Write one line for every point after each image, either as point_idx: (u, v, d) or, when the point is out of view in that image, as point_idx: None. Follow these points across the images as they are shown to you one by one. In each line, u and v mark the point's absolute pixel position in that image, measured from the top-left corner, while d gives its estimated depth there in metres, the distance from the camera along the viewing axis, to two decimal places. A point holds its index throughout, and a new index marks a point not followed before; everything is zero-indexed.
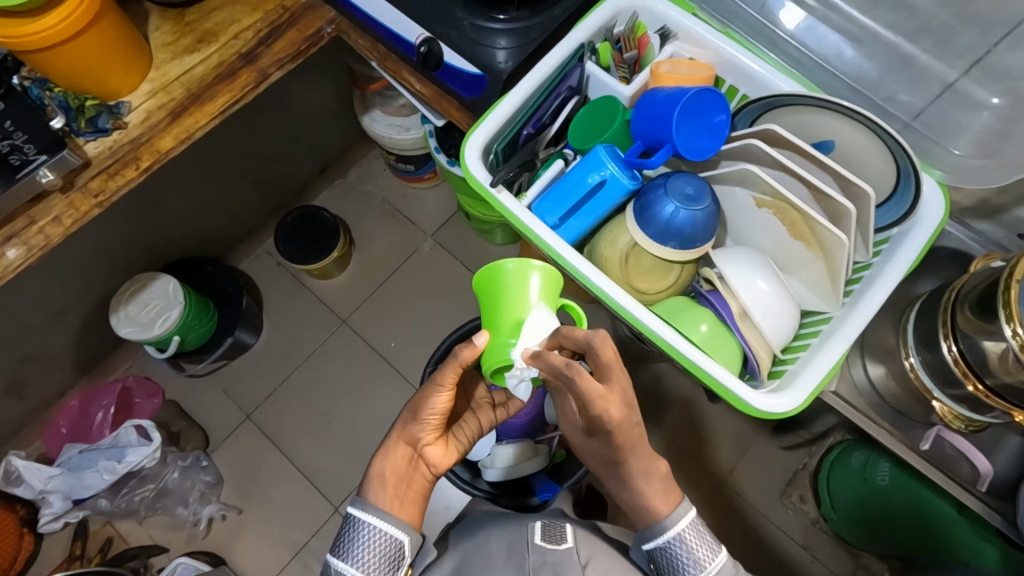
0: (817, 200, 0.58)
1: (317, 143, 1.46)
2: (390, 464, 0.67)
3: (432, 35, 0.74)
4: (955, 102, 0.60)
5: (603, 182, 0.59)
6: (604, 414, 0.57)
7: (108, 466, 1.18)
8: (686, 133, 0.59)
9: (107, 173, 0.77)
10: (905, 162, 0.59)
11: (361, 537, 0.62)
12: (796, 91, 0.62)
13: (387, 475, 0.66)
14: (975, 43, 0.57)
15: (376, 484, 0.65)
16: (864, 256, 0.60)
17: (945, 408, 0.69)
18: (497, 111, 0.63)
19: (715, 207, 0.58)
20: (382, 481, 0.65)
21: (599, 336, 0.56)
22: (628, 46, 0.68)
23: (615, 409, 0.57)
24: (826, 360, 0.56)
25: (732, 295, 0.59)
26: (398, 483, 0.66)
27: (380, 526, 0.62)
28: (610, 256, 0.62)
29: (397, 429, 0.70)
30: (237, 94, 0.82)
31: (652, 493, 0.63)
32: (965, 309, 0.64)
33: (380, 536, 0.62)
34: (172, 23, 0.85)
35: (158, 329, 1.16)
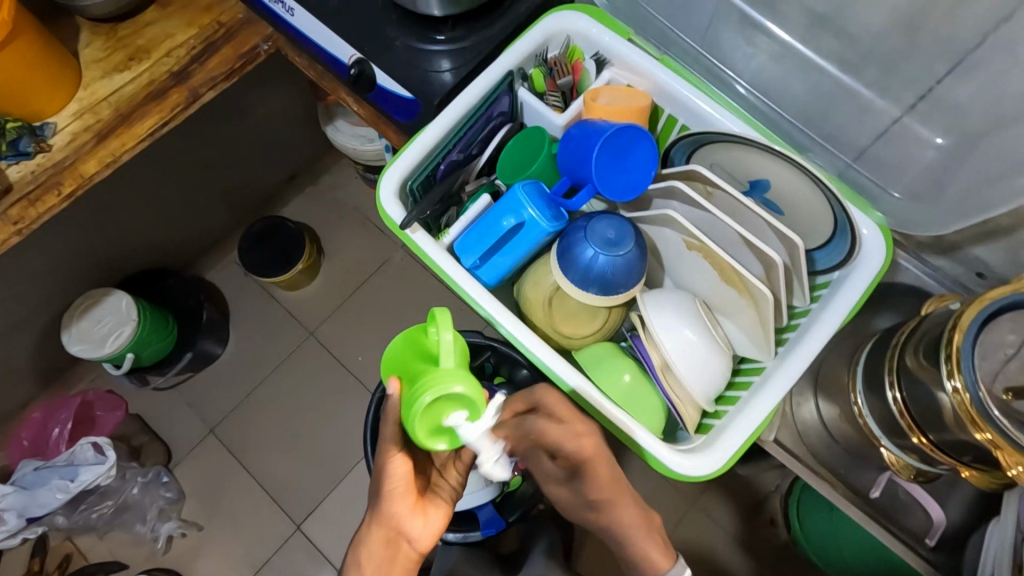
0: (748, 246, 0.54)
1: (284, 151, 1.43)
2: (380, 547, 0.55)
3: (364, 55, 0.71)
4: (899, 140, 0.56)
5: (520, 225, 0.56)
6: (578, 449, 0.53)
7: (61, 484, 1.16)
8: (607, 172, 0.55)
9: (29, 200, 0.74)
10: (840, 211, 0.55)
11: None
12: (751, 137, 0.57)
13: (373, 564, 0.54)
14: (924, 71, 0.53)
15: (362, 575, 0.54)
16: (802, 301, 0.57)
17: (894, 457, 0.65)
18: (415, 144, 0.59)
19: (640, 250, 0.55)
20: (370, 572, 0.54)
21: (537, 387, 0.55)
22: (562, 72, 0.65)
23: (588, 438, 0.53)
24: (753, 417, 0.52)
25: (655, 345, 0.56)
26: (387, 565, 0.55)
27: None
28: (534, 300, 0.59)
29: (369, 512, 0.58)
30: (166, 115, 0.79)
31: (649, 546, 0.54)
32: (914, 354, 0.60)
33: None
34: (104, 39, 0.81)
35: (109, 346, 1.14)
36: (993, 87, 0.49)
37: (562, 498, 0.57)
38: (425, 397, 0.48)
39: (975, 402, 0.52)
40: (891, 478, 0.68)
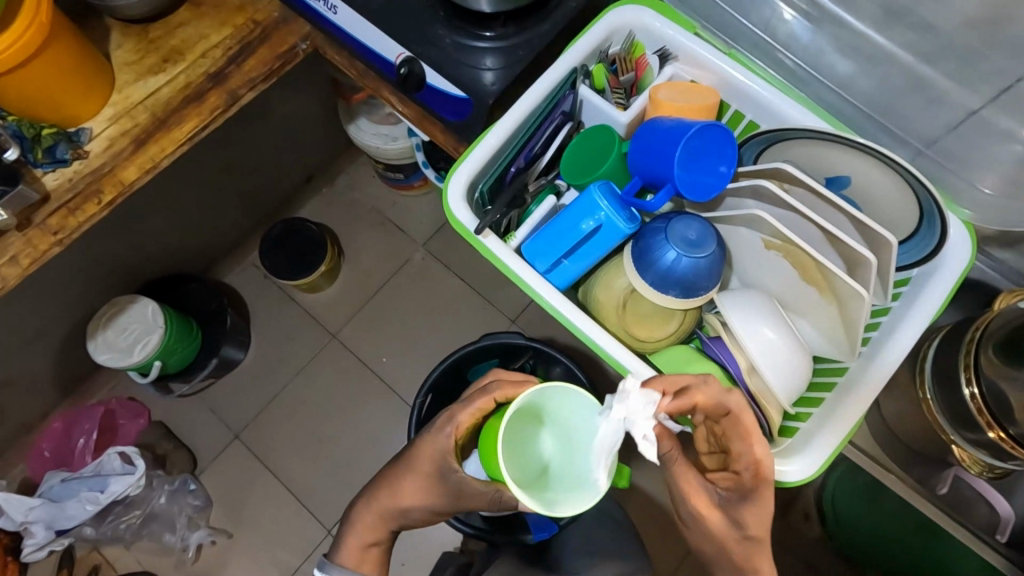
0: (831, 244, 0.53)
1: (302, 151, 1.40)
2: (368, 538, 0.64)
3: (412, 54, 0.70)
4: (979, 131, 0.55)
5: (598, 228, 0.54)
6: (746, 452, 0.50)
7: (90, 495, 1.14)
8: (687, 171, 0.54)
9: (68, 209, 0.72)
10: (928, 202, 0.54)
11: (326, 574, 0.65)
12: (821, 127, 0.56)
13: (362, 546, 0.64)
14: (1003, 68, 0.51)
15: (352, 556, 0.64)
16: (882, 301, 0.55)
17: (964, 452, 0.64)
18: (481, 144, 0.58)
19: (721, 252, 0.53)
20: (357, 552, 0.64)
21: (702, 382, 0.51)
22: (624, 68, 0.63)
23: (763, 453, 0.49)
24: (845, 420, 0.52)
25: (739, 348, 0.55)
26: (372, 552, 0.64)
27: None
28: (608, 303, 0.58)
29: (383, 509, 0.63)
30: (206, 118, 0.77)
31: None
32: (989, 349, 0.60)
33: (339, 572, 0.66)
34: (135, 41, 0.78)
35: (138, 355, 1.13)
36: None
37: (718, 529, 0.50)
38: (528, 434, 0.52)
39: None
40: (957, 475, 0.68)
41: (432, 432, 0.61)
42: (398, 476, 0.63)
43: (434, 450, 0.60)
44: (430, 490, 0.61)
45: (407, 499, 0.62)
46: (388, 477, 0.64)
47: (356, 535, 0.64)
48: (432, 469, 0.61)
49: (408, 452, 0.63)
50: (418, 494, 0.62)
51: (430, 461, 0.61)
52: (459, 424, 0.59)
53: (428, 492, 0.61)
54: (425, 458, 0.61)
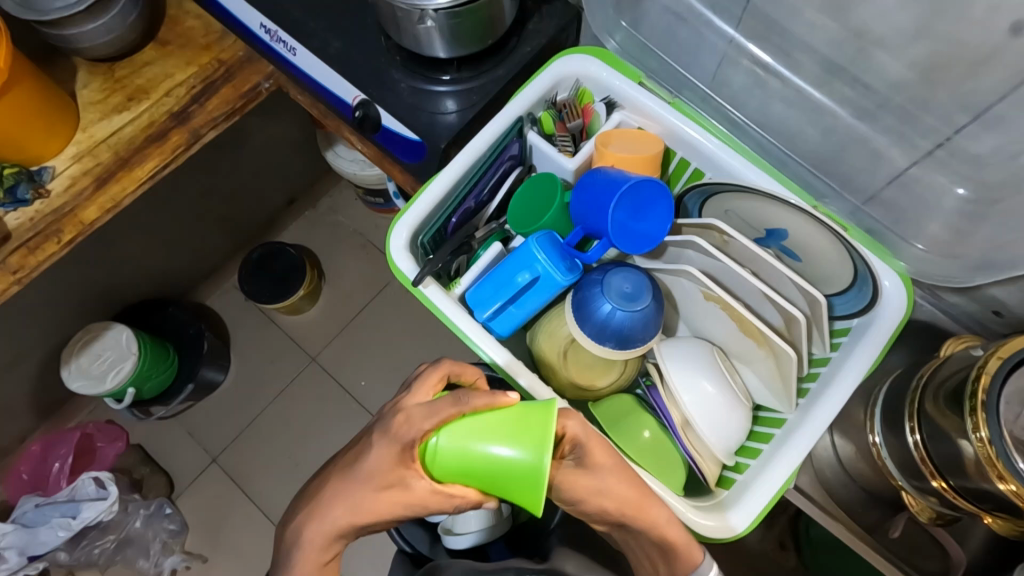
0: (767, 298, 0.55)
1: (283, 175, 1.41)
2: (327, 555, 0.52)
3: (368, 97, 0.71)
4: (916, 187, 0.55)
5: (534, 280, 0.55)
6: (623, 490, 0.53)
7: (63, 522, 1.14)
8: (623, 226, 0.56)
9: (27, 248, 0.73)
10: (862, 263, 0.56)
11: None
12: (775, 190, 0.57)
13: (318, 567, 0.52)
14: (938, 126, 0.51)
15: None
16: (820, 350, 0.57)
17: (913, 498, 0.64)
18: (426, 194, 0.59)
19: (657, 303, 0.54)
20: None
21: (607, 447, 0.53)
22: (572, 115, 0.65)
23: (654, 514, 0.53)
24: (776, 476, 0.52)
25: (676, 401, 0.56)
26: (332, 568, 0.53)
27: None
28: (549, 352, 0.59)
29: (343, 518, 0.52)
30: (168, 157, 0.78)
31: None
32: (935, 399, 0.59)
33: None
34: (101, 79, 0.79)
35: (110, 382, 1.14)
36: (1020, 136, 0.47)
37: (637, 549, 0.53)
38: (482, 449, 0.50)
39: (1000, 455, 0.52)
40: (909, 518, 0.67)
41: (392, 440, 0.51)
42: (354, 487, 0.51)
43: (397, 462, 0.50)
44: (396, 507, 0.51)
45: (370, 514, 0.51)
46: (341, 487, 0.52)
47: (308, 556, 0.52)
48: (396, 482, 0.50)
49: (364, 460, 0.51)
50: (384, 509, 0.51)
51: (395, 473, 0.50)
52: (422, 436, 0.50)
53: (393, 509, 0.51)
54: (388, 470, 0.50)
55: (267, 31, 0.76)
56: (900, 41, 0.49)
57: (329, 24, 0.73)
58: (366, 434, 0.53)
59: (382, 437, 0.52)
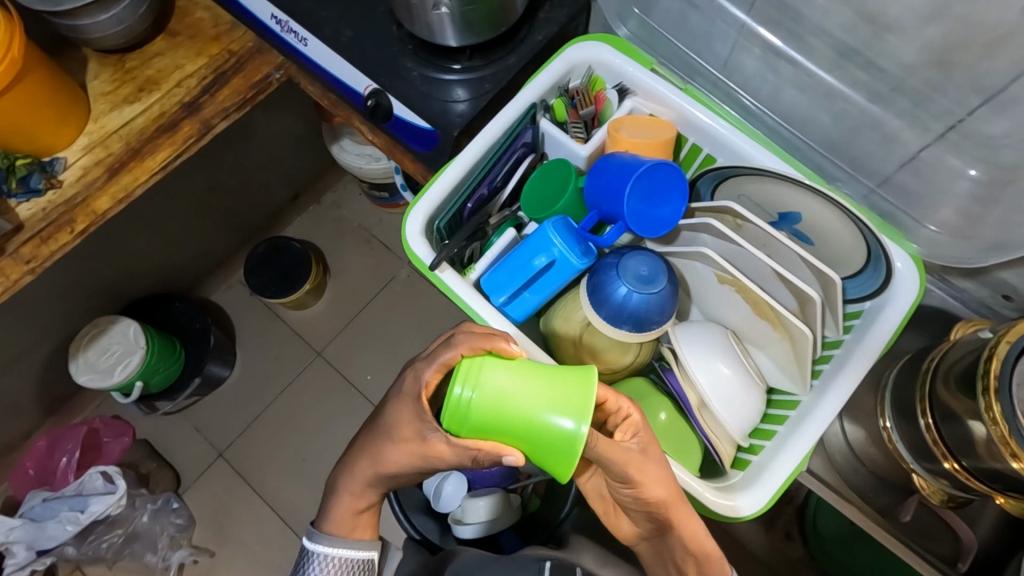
0: (781, 281, 0.55)
1: (288, 170, 1.41)
2: (360, 503, 0.59)
3: (380, 86, 0.71)
4: (927, 171, 0.56)
5: (551, 263, 0.56)
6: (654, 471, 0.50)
7: (71, 516, 1.14)
8: (638, 210, 0.56)
9: (40, 238, 0.73)
10: (876, 246, 0.57)
11: (312, 565, 0.59)
12: (787, 174, 0.58)
13: (354, 513, 0.59)
14: (950, 109, 0.52)
15: (343, 525, 0.59)
16: (834, 332, 0.58)
17: (924, 481, 0.65)
18: (441, 180, 0.59)
19: (672, 286, 0.55)
20: (349, 521, 0.59)
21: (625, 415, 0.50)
22: (584, 102, 0.65)
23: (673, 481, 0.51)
24: (792, 455, 0.53)
25: (690, 383, 0.57)
26: (367, 517, 0.60)
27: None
28: (564, 336, 0.59)
29: (366, 473, 0.57)
30: (180, 147, 0.78)
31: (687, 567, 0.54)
32: (947, 381, 0.60)
33: (336, 560, 0.58)
34: (112, 71, 0.79)
35: (118, 376, 1.14)
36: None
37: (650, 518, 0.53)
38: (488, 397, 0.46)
39: (1014, 434, 0.52)
40: (921, 502, 0.68)
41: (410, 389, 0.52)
42: (376, 444, 0.55)
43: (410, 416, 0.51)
44: (412, 459, 0.52)
45: (393, 465, 0.54)
46: (370, 442, 0.56)
47: (345, 504, 0.59)
48: (411, 435, 0.51)
49: (384, 418, 0.54)
50: (403, 462, 0.53)
51: (411, 425, 0.51)
52: (427, 384, 0.51)
53: (411, 461, 0.52)
54: (403, 423, 0.51)
55: (278, 22, 0.76)
56: (915, 23, 0.50)
57: (340, 14, 0.73)
58: (388, 397, 0.56)
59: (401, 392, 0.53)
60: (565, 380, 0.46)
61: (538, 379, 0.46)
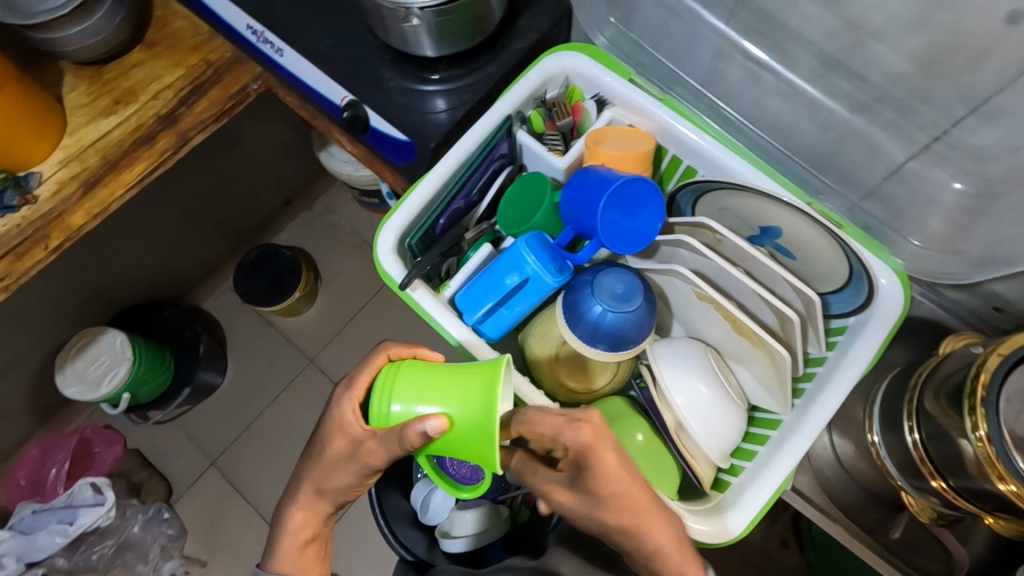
0: (761, 299, 0.54)
1: (278, 176, 1.40)
2: (305, 533, 0.57)
3: (357, 97, 0.69)
4: (910, 185, 0.54)
5: (524, 281, 0.55)
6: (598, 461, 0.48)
7: (60, 528, 1.12)
8: (612, 227, 0.55)
9: (15, 254, 0.72)
10: (859, 263, 0.55)
11: None
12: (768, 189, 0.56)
13: (300, 544, 0.56)
14: (935, 119, 0.50)
15: (288, 558, 0.56)
16: (817, 349, 0.56)
17: (913, 498, 0.63)
18: (414, 196, 0.58)
19: (649, 304, 0.54)
20: (295, 557, 0.56)
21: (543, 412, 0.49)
22: (563, 113, 0.63)
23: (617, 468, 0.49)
24: (772, 478, 0.52)
25: (668, 403, 0.56)
26: (314, 548, 0.57)
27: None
28: (541, 353, 0.58)
29: (306, 491, 0.57)
30: (156, 161, 0.77)
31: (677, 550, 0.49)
32: (935, 396, 0.58)
33: None
34: (89, 82, 0.78)
35: (106, 387, 1.13)
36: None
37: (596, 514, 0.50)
38: (392, 399, 0.49)
39: (1000, 456, 0.50)
40: (912, 518, 0.66)
41: (336, 400, 0.53)
42: (315, 461, 0.55)
43: (339, 423, 0.52)
44: (344, 466, 0.53)
45: (335, 477, 0.54)
46: (311, 462, 0.56)
47: (290, 534, 0.56)
48: (342, 438, 0.52)
49: (318, 435, 0.55)
50: (343, 474, 0.53)
51: (342, 432, 0.52)
52: (358, 390, 0.52)
53: (352, 469, 0.53)
54: (334, 432, 0.53)
55: (255, 32, 0.75)
56: (899, 30, 0.48)
57: (318, 23, 0.72)
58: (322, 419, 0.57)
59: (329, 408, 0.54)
60: (472, 377, 0.48)
61: (446, 376, 0.49)
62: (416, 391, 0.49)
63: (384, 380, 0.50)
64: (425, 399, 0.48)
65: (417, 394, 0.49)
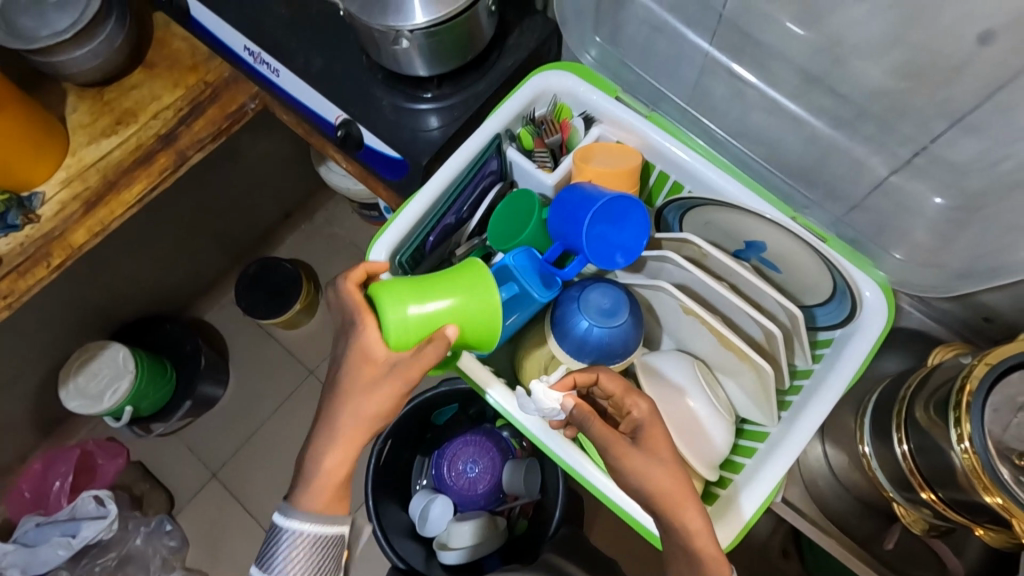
0: (745, 314, 0.55)
1: (278, 189, 1.42)
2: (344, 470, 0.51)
3: (350, 116, 0.71)
4: (892, 199, 0.55)
5: (512, 297, 0.56)
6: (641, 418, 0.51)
7: (63, 540, 1.14)
8: (597, 242, 0.56)
9: (17, 273, 0.74)
10: (842, 279, 0.56)
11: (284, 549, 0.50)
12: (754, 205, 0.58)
13: (339, 483, 0.51)
14: (913, 135, 0.51)
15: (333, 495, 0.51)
16: (805, 362, 0.57)
17: (905, 509, 0.63)
18: (403, 215, 0.59)
19: (635, 318, 0.55)
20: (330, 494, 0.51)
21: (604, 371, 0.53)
22: (551, 130, 0.65)
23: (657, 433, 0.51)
24: (759, 490, 0.52)
25: None
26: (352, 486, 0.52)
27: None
28: (532, 368, 0.60)
29: (333, 429, 0.52)
30: (155, 179, 0.78)
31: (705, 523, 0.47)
32: (923, 407, 0.59)
33: (312, 540, 0.50)
34: (90, 103, 0.80)
35: (107, 401, 1.15)
36: (1001, 142, 0.47)
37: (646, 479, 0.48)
38: (400, 310, 0.51)
39: (985, 467, 0.51)
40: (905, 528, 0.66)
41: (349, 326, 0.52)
42: (345, 391, 0.51)
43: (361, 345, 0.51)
44: (383, 382, 0.51)
45: (373, 400, 0.51)
46: (342, 388, 0.52)
47: (324, 475, 0.51)
48: (371, 357, 0.51)
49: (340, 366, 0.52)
50: (385, 393, 0.51)
51: (367, 352, 0.51)
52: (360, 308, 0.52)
53: (391, 385, 0.51)
54: (359, 354, 0.51)
55: (251, 53, 0.77)
56: (874, 49, 0.49)
57: (310, 42, 0.74)
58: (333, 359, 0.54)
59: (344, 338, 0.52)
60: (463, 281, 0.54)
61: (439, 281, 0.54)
62: (417, 298, 0.52)
63: (385, 296, 0.52)
64: (429, 305, 0.52)
65: (417, 300, 0.52)
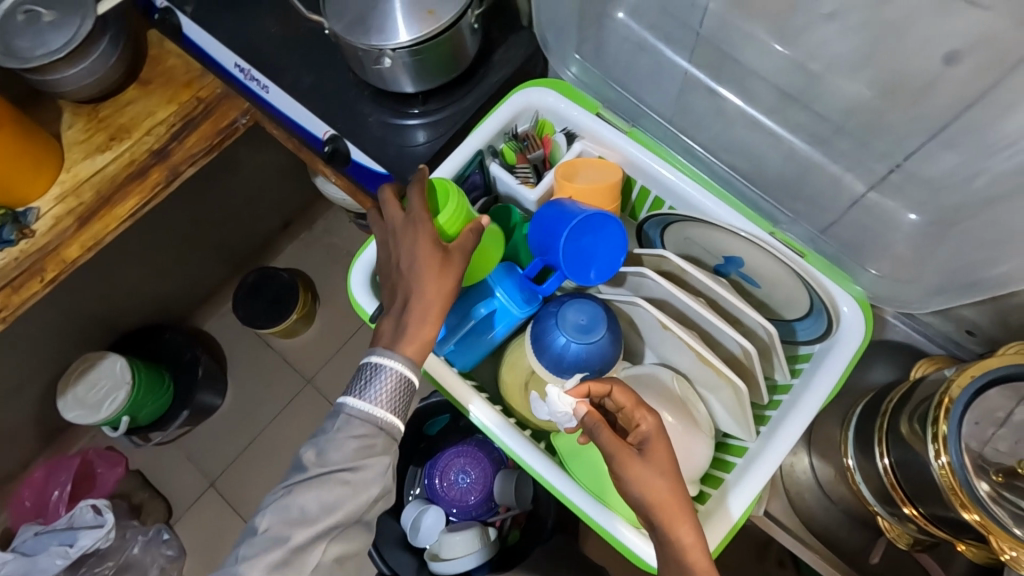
0: (722, 329, 0.55)
1: (277, 199, 1.43)
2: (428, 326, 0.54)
3: (338, 132, 0.72)
4: (869, 214, 0.55)
5: (493, 312, 0.60)
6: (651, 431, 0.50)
7: (61, 549, 1.13)
8: (574, 258, 0.56)
9: (12, 287, 0.75)
10: (818, 298, 0.58)
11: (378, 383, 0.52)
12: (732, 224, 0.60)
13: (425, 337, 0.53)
14: (888, 151, 0.52)
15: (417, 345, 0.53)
16: (783, 376, 0.57)
17: (889, 523, 0.63)
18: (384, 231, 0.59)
19: (613, 334, 0.56)
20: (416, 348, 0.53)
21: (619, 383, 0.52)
22: (534, 145, 0.66)
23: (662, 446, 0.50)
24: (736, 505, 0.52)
25: None
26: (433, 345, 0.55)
27: (327, 537, 0.50)
28: (512, 382, 0.61)
29: (412, 292, 0.54)
30: (148, 194, 0.80)
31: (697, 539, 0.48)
32: (904, 421, 0.58)
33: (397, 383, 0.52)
34: (85, 120, 0.82)
35: (105, 410, 1.16)
36: (973, 159, 0.47)
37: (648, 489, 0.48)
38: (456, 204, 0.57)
39: (961, 482, 0.51)
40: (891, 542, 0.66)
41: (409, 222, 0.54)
42: (416, 264, 0.54)
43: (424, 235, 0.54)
44: (449, 256, 0.54)
45: (440, 278, 0.54)
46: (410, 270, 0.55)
47: (410, 333, 0.53)
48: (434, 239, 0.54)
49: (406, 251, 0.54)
50: (450, 270, 0.54)
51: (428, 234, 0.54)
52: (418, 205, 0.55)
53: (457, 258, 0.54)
54: (423, 241, 0.53)
55: (242, 70, 0.78)
56: (847, 67, 0.50)
57: (301, 61, 0.76)
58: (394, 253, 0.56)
59: (404, 236, 0.55)
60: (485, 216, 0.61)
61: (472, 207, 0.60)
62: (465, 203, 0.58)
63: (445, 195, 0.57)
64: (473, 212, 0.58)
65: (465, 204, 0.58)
